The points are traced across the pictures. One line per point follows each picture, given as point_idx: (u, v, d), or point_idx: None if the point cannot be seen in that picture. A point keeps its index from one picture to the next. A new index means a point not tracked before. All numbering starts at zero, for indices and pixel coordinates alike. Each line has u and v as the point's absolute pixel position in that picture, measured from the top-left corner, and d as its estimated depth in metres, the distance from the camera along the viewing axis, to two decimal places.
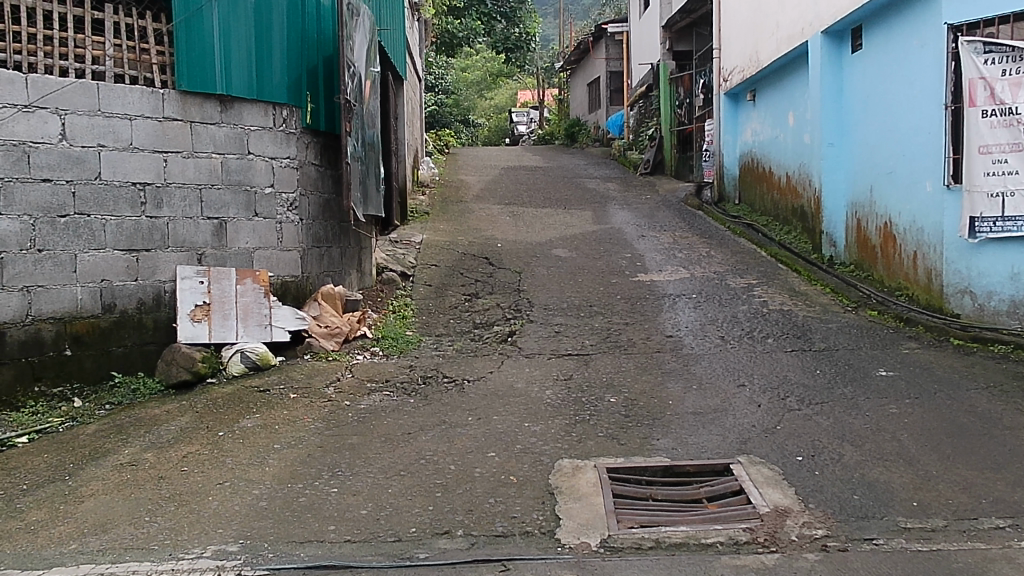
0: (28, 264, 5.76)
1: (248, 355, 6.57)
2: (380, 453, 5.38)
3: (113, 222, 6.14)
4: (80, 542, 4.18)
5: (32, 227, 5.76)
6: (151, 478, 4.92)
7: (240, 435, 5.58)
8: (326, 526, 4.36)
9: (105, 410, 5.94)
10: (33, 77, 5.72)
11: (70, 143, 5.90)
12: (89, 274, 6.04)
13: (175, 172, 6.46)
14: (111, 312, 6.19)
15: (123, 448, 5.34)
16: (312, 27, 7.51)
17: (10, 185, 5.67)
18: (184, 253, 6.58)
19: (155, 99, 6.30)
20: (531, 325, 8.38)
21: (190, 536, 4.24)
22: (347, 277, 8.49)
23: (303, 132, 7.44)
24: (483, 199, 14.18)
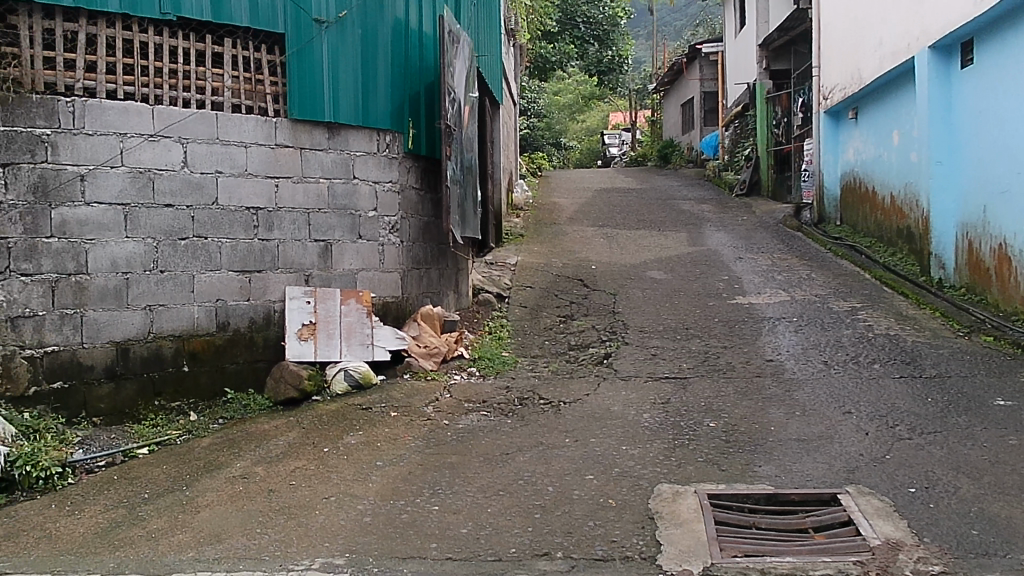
0: (151, 284, 6.08)
1: (351, 373, 6.75)
2: (478, 473, 5.42)
3: (228, 244, 6.43)
4: (197, 550, 4.35)
5: (155, 249, 6.08)
6: (261, 491, 5.11)
7: (344, 451, 5.73)
8: (427, 544, 4.42)
9: (218, 424, 6.19)
10: (159, 108, 6.07)
11: (191, 170, 6.22)
12: (205, 294, 6.33)
13: (285, 197, 6.72)
14: (225, 330, 6.47)
15: (235, 461, 5.56)
16: (413, 55, 7.73)
17: (136, 210, 5.99)
18: (292, 274, 6.83)
19: (268, 127, 6.59)
20: (627, 347, 8.31)
21: (300, 549, 4.37)
22: (445, 298, 8.64)
23: (404, 157, 7.63)
24: (576, 221, 14.21)
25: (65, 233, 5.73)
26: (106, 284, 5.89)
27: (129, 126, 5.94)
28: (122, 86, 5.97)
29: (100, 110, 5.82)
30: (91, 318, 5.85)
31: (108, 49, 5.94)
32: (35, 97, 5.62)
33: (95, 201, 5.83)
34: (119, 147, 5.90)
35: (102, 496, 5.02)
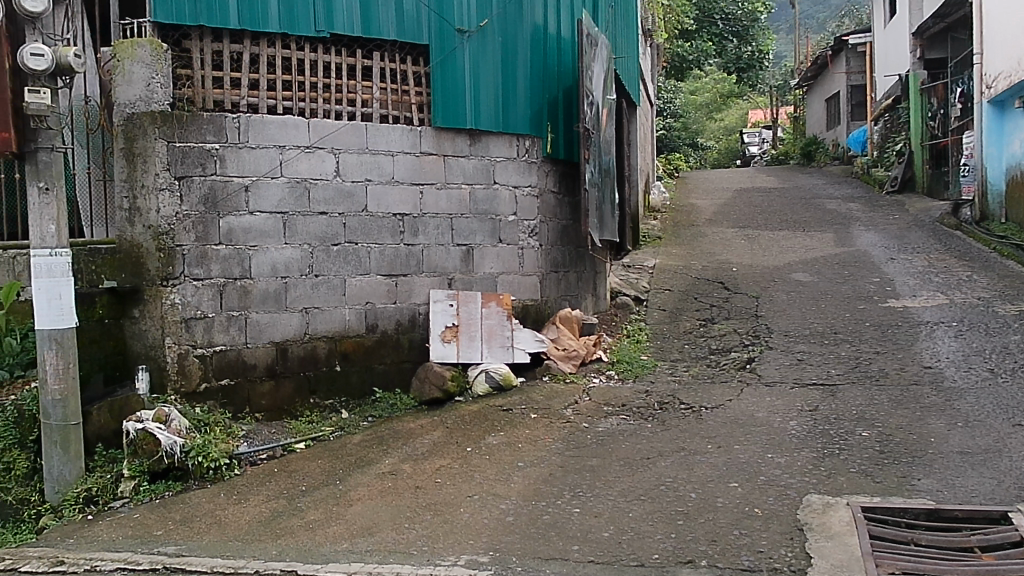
0: (307, 288, 6.41)
1: (492, 375, 6.88)
2: (619, 477, 5.40)
3: (377, 249, 6.70)
4: (351, 542, 4.56)
5: (311, 255, 6.41)
6: (409, 487, 5.29)
7: (486, 451, 5.85)
8: (570, 546, 4.44)
9: (367, 422, 6.45)
10: (314, 121, 6.39)
11: (342, 179, 6.52)
12: (356, 297, 6.62)
13: (429, 203, 6.94)
14: (374, 332, 6.73)
15: (384, 458, 5.78)
16: (552, 60, 7.81)
17: (294, 218, 6.33)
18: (436, 278, 7.03)
19: (414, 136, 6.82)
20: (770, 352, 8.05)
21: (446, 545, 4.49)
22: (583, 301, 8.65)
23: (543, 162, 7.70)
24: (716, 223, 13.88)
25: (232, 241, 6.10)
26: (267, 288, 6.24)
27: (287, 139, 6.28)
28: (281, 102, 6.33)
29: (262, 124, 6.18)
30: (254, 320, 6.20)
31: (268, 67, 6.32)
32: (205, 114, 6.02)
33: (258, 210, 6.19)
34: (278, 159, 6.25)
35: (265, 487, 5.31)
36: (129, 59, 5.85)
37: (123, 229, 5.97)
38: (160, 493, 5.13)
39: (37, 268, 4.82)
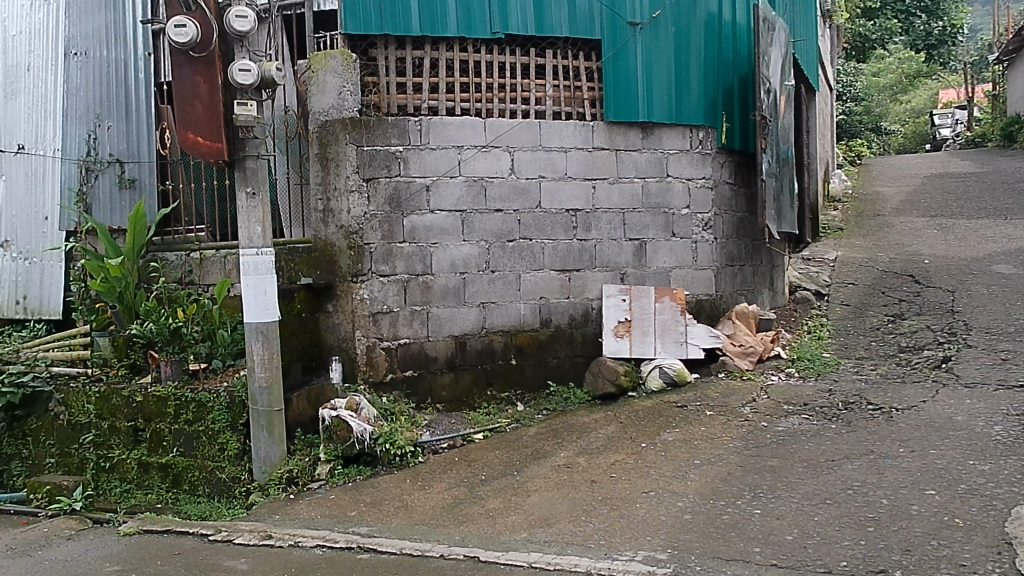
0: (484, 283, 6.60)
1: (666, 370, 6.79)
2: (802, 478, 5.18)
3: (550, 244, 6.79)
4: (530, 532, 4.65)
5: (487, 251, 6.60)
6: (585, 481, 5.33)
7: (661, 448, 5.79)
8: (751, 547, 4.31)
9: (542, 414, 6.55)
10: (489, 120, 6.57)
11: (517, 176, 6.66)
12: (530, 291, 6.74)
13: (601, 198, 6.94)
14: (548, 326, 6.83)
15: (559, 451, 5.85)
16: (727, 47, 7.59)
17: (471, 215, 6.54)
18: (609, 272, 7.02)
19: (586, 131, 6.85)
20: (970, 350, 7.44)
21: (623, 540, 4.49)
22: (760, 296, 8.36)
23: (718, 152, 7.49)
24: (905, 212, 12.98)
25: (414, 238, 6.38)
26: (447, 283, 6.48)
27: (466, 139, 6.50)
28: (459, 103, 6.55)
29: (441, 126, 6.43)
30: (435, 314, 6.46)
31: (447, 70, 6.56)
32: (390, 118, 6.34)
33: (438, 209, 6.44)
34: (457, 159, 6.48)
35: (447, 475, 5.51)
36: (322, 69, 6.24)
37: (318, 229, 6.37)
38: (352, 477, 5.46)
39: (246, 266, 5.21)
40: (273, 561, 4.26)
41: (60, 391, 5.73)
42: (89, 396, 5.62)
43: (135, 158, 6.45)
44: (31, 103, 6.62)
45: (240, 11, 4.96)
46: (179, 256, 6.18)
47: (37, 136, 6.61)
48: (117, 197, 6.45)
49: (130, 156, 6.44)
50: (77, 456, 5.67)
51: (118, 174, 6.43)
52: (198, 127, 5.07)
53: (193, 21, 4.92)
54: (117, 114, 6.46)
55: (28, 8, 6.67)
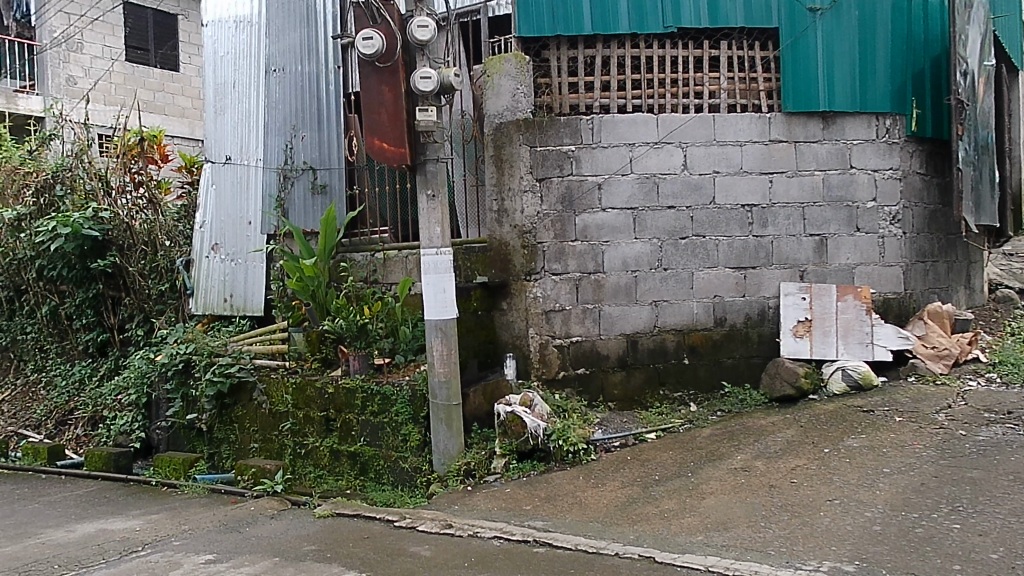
0: (656, 281, 6.52)
1: (850, 373, 6.44)
2: (1008, 493, 4.75)
3: (725, 241, 6.61)
4: (706, 535, 4.55)
5: (660, 249, 6.52)
6: (764, 485, 5.15)
7: (846, 454, 5.49)
8: (950, 564, 4.00)
9: (717, 416, 6.38)
10: (662, 116, 6.50)
11: (690, 172, 6.54)
12: (704, 290, 6.59)
13: (779, 192, 6.67)
14: (722, 325, 6.64)
15: (736, 453, 5.68)
16: (918, 28, 7.10)
17: (643, 213, 6.49)
18: (787, 270, 6.73)
19: (763, 124, 6.62)
20: None
21: (806, 548, 4.29)
22: (955, 295, 7.74)
23: (908, 141, 6.99)
24: None
25: (586, 237, 6.42)
26: (619, 281, 6.47)
27: (637, 137, 6.47)
28: (631, 100, 6.53)
29: (613, 124, 6.44)
30: (607, 313, 6.46)
31: (618, 67, 6.56)
32: (562, 118, 6.40)
33: (610, 206, 6.44)
34: (629, 157, 6.45)
35: (620, 473, 5.49)
36: (498, 73, 6.39)
37: (493, 229, 6.50)
38: (527, 471, 5.55)
39: (426, 265, 5.44)
40: (455, 549, 4.41)
41: (262, 381, 6.18)
42: (287, 386, 6.03)
43: (327, 164, 6.87)
44: (236, 119, 7.20)
45: (421, 22, 5.19)
46: (365, 257, 6.57)
47: (242, 148, 7.18)
48: (310, 202, 6.91)
49: (322, 163, 6.87)
50: (277, 441, 6.08)
51: (312, 180, 6.89)
52: (383, 133, 5.33)
53: (380, 34, 5.19)
54: (311, 124, 6.92)
55: (236, 30, 7.28)
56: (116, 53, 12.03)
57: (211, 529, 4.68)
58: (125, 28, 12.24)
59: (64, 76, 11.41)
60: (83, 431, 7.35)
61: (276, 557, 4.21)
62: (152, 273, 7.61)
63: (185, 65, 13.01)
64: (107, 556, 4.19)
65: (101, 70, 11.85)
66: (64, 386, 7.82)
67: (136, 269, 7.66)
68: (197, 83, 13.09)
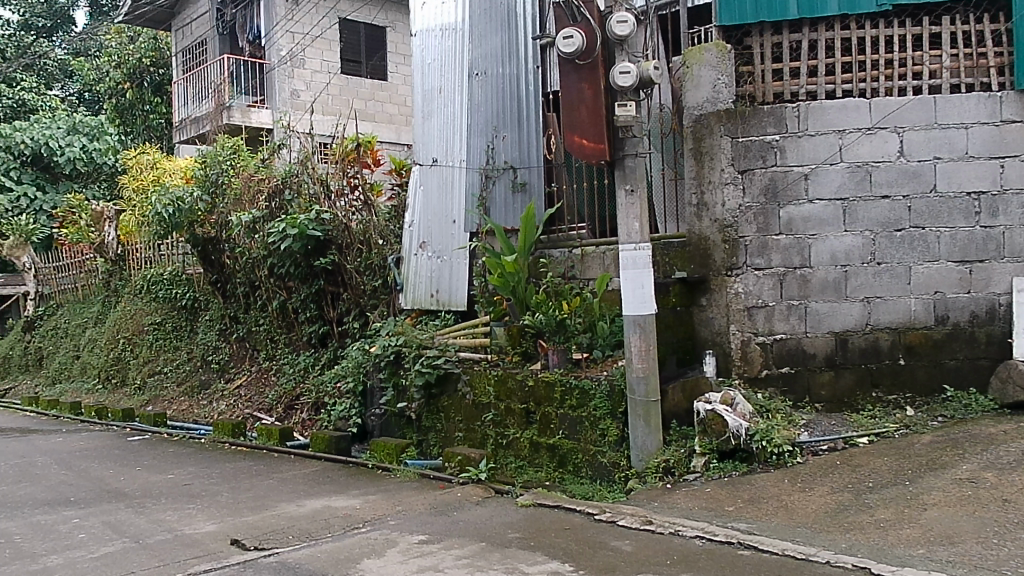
0: (869, 277, 6.12)
1: None
2: None
3: (947, 233, 6.09)
4: (929, 548, 4.16)
5: (872, 242, 6.11)
6: (995, 499, 4.68)
7: None
8: None
9: (938, 422, 5.89)
10: (876, 100, 6.10)
11: (907, 159, 6.09)
12: (923, 285, 6.10)
13: (1012, 177, 6.05)
14: (944, 324, 6.12)
15: (961, 463, 5.21)
16: None
17: (854, 203, 6.11)
18: (1021, 263, 6.09)
19: (993, 103, 6.04)
20: None
21: None
22: None
23: None
24: None
25: (791, 230, 6.14)
26: (827, 276, 6.14)
27: (848, 123, 6.11)
28: (841, 85, 6.19)
29: (821, 111, 6.12)
30: (814, 310, 6.15)
31: (827, 51, 6.24)
32: (765, 107, 6.17)
33: (817, 198, 6.13)
34: (838, 145, 6.11)
35: (829, 478, 5.21)
36: (697, 64, 6.27)
37: (692, 223, 6.36)
38: (728, 471, 5.40)
39: (625, 261, 5.46)
40: (655, 545, 4.38)
41: (467, 373, 6.44)
42: (490, 378, 6.24)
43: (526, 163, 7.05)
44: (442, 122, 7.53)
45: (621, 17, 5.20)
46: (563, 253, 6.66)
47: (448, 150, 7.49)
48: (510, 201, 7.11)
49: (522, 162, 7.06)
50: (480, 431, 6.31)
51: (513, 179, 7.09)
52: (583, 130, 5.39)
53: (580, 32, 5.26)
54: (511, 124, 7.14)
55: (442, 37, 7.64)
56: (333, 67, 12.96)
57: (423, 512, 4.94)
58: (340, 42, 13.12)
59: (289, 90, 12.53)
60: (308, 415, 8.08)
61: (483, 541, 4.37)
62: (367, 270, 8.14)
63: (393, 74, 13.69)
64: (333, 530, 4.54)
65: (321, 83, 12.84)
66: (291, 373, 8.70)
67: (353, 266, 8.23)
68: (404, 91, 13.78)
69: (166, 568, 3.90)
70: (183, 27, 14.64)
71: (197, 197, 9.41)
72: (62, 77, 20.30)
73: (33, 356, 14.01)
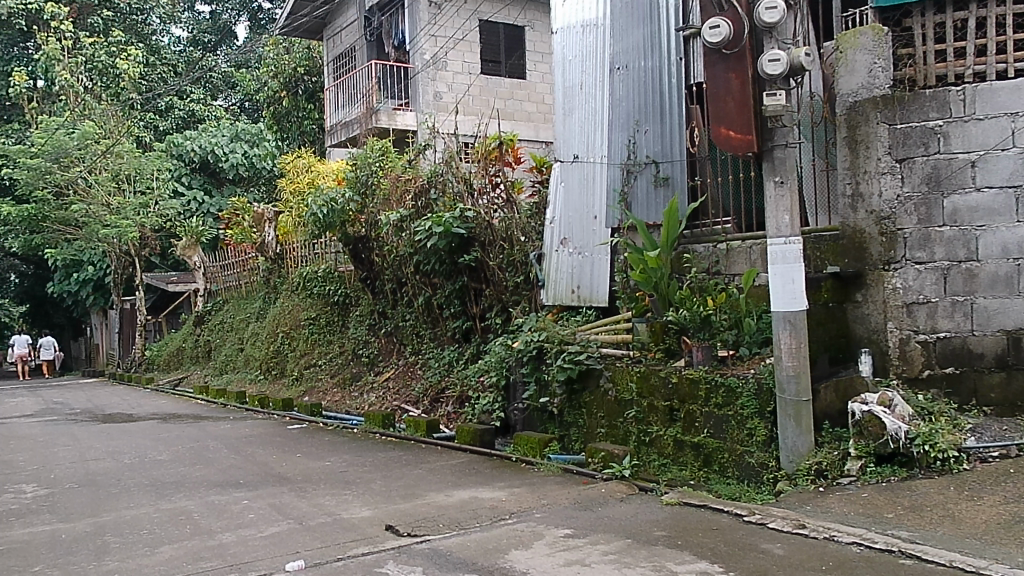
0: None
1: None
2: None
3: None
4: None
5: None
6: None
7: None
8: None
9: None
10: None
11: None
12: None
13: None
14: None
15: None
16: None
17: None
18: None
19: None
20: None
21: None
22: None
23: None
24: None
25: (957, 221, 5.75)
26: (997, 271, 5.67)
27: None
28: (1013, 64, 5.69)
29: (992, 92, 5.66)
30: (982, 306, 5.71)
31: (997, 28, 5.76)
32: (928, 91, 5.80)
33: (986, 186, 5.70)
34: (1011, 129, 5.63)
35: (1001, 487, 4.84)
36: (851, 48, 6.00)
37: (846, 216, 6.05)
38: (886, 476, 5.15)
39: (774, 256, 5.28)
40: (810, 550, 4.21)
41: (608, 369, 6.38)
42: (632, 374, 6.13)
43: (669, 157, 6.91)
44: (583, 118, 7.56)
45: (770, 3, 5.04)
46: (707, 248, 6.55)
47: (589, 146, 7.51)
48: (653, 195, 7.01)
49: (665, 156, 6.93)
50: (622, 427, 6.22)
51: (655, 173, 6.99)
52: (730, 121, 5.26)
53: (727, 21, 5.16)
54: (653, 118, 7.04)
55: (583, 33, 7.65)
56: (473, 68, 13.24)
57: (568, 506, 4.98)
58: (480, 43, 13.37)
59: (432, 93, 12.91)
60: (453, 408, 8.33)
61: (630, 538, 4.35)
62: (509, 266, 8.27)
63: (532, 72, 13.76)
64: (481, 520, 4.64)
65: (462, 84, 13.15)
66: (437, 366, 9.00)
67: (495, 262, 8.37)
68: (542, 89, 13.83)
69: (327, 550, 4.11)
70: (334, 36, 15.36)
71: (348, 197, 9.71)
72: (225, 88, 21.75)
73: (203, 349, 15.11)
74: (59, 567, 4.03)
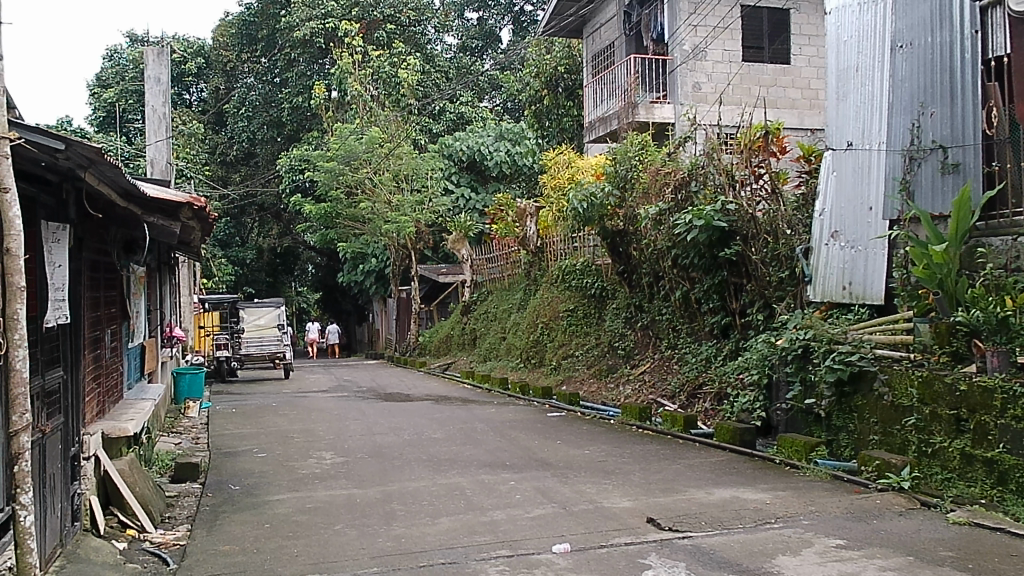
0: None
1: None
2: None
3: None
4: None
5: None
6: None
7: None
8: None
9: None
10: None
11: None
12: None
13: None
14: None
15: None
16: None
17: None
18: None
19: None
20: None
21: None
22: None
23: None
24: None
25: None
26: None
27: None
28: None
29: None
30: None
31: None
32: None
33: None
34: None
35: None
36: None
37: None
38: None
39: None
40: None
41: (885, 372, 5.92)
42: (912, 379, 5.64)
43: (960, 141, 6.30)
44: (859, 103, 7.17)
45: None
46: (1006, 242, 5.91)
47: (865, 132, 7.10)
48: (940, 183, 6.40)
49: (954, 141, 6.32)
50: (900, 436, 5.75)
51: (942, 159, 6.38)
52: None
53: None
54: (941, 98, 6.43)
55: (860, 12, 7.23)
56: (735, 56, 12.87)
57: (839, 515, 4.71)
58: (743, 30, 12.96)
59: (692, 84, 12.76)
60: (711, 404, 8.25)
61: (911, 556, 4.02)
62: (773, 261, 7.99)
63: (797, 56, 13.10)
64: (745, 522, 4.52)
65: (723, 73, 12.84)
66: (695, 362, 8.93)
67: (758, 256, 8.08)
68: (808, 73, 13.12)
69: (591, 536, 4.22)
70: (593, 33, 15.62)
71: (608, 191, 9.82)
72: (491, 90, 22.95)
73: (469, 337, 16.13)
74: (355, 528, 4.50)
